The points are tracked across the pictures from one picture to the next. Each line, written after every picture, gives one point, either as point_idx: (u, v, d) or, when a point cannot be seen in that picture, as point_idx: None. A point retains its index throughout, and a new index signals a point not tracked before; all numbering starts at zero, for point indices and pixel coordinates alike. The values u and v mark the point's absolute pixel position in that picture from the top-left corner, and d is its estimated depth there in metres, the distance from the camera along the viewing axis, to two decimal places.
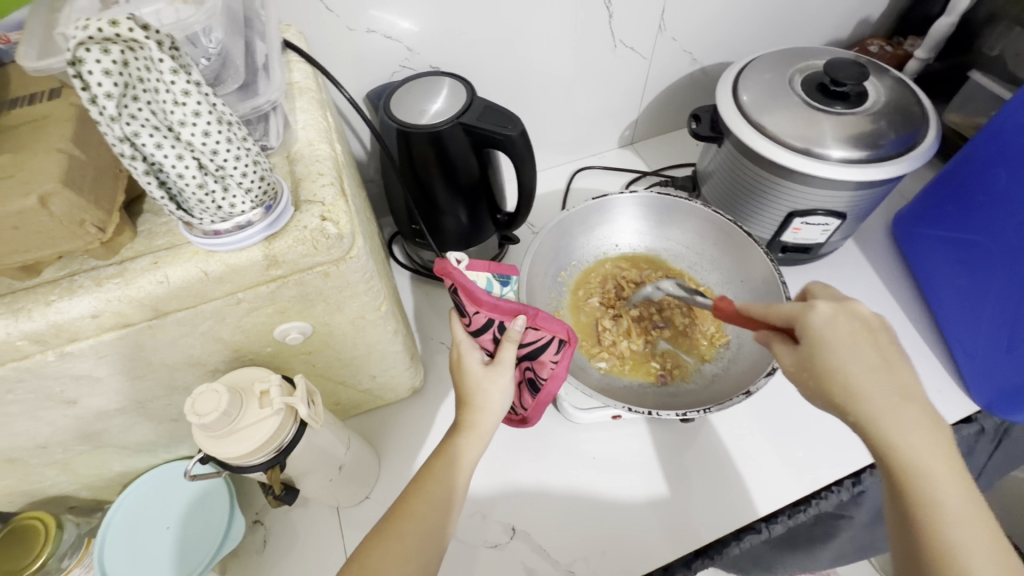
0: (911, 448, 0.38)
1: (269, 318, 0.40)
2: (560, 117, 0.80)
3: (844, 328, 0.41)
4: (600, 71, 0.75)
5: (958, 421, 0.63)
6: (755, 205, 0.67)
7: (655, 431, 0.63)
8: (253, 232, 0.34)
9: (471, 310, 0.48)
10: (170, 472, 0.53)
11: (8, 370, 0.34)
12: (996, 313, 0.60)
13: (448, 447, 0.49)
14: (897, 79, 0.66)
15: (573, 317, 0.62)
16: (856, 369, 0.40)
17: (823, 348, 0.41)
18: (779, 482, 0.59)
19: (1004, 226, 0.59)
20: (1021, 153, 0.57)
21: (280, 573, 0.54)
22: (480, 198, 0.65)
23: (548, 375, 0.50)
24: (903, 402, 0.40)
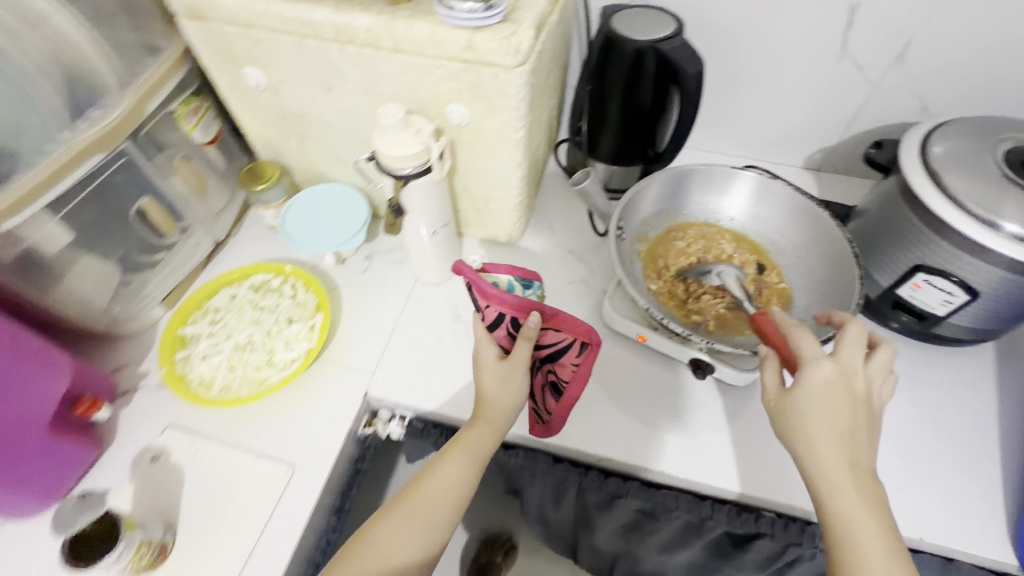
0: (850, 511, 0.45)
1: (449, 92, 0.57)
2: (756, 109, 0.84)
3: (835, 396, 0.47)
4: (816, 79, 0.78)
5: (977, 559, 0.57)
6: (887, 246, 0.66)
7: (667, 377, 0.69)
8: (467, 18, 0.51)
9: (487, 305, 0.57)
10: (342, 190, 0.77)
11: (314, 44, 0.57)
12: None
13: (465, 437, 0.58)
14: None
15: (654, 245, 0.69)
16: (821, 444, 0.46)
17: (806, 400, 0.47)
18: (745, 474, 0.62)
19: None
20: None
21: (363, 287, 0.75)
22: (640, 124, 0.75)
23: (568, 376, 0.57)
24: (855, 471, 0.46)
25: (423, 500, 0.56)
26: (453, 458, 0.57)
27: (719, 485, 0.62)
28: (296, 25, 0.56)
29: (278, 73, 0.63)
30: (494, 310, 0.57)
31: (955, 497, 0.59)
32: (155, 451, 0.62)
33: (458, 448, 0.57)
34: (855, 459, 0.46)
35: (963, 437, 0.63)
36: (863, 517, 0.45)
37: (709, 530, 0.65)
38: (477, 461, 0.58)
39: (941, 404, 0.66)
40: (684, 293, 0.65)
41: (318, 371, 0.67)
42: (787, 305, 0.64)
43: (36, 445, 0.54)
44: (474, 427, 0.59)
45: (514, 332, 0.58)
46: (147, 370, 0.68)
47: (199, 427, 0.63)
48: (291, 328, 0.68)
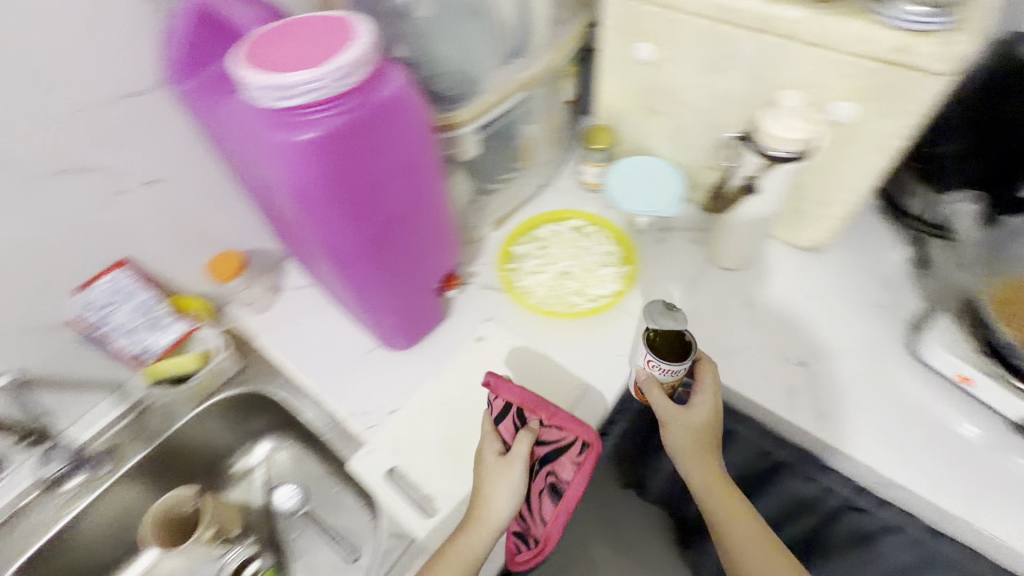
0: (723, 515, 0.63)
1: (844, 91, 0.60)
2: None
3: (688, 448, 0.65)
4: None
5: None
6: None
7: (975, 426, 0.65)
8: (909, 21, 0.52)
9: (494, 397, 0.64)
10: (664, 166, 0.84)
11: (723, 30, 0.64)
12: None
13: (453, 551, 0.57)
14: None
15: (1011, 285, 0.63)
16: (708, 489, 0.64)
17: (693, 416, 0.64)
18: None
19: None
20: None
21: (658, 257, 0.82)
22: (1013, 165, 0.69)
23: (569, 475, 0.60)
24: (718, 479, 0.65)
25: None
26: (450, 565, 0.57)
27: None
28: (715, 11, 0.63)
29: (667, 51, 0.71)
30: (503, 401, 0.63)
31: None
32: (481, 333, 0.76)
33: (450, 560, 0.57)
34: (735, 502, 0.64)
35: None
36: (758, 547, 0.61)
37: None
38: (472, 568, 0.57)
39: None
40: None
41: (617, 315, 0.75)
42: None
43: (426, 298, 0.71)
44: (464, 532, 0.58)
45: (516, 425, 0.63)
46: (475, 272, 0.83)
47: (515, 328, 0.76)
48: (603, 270, 0.77)
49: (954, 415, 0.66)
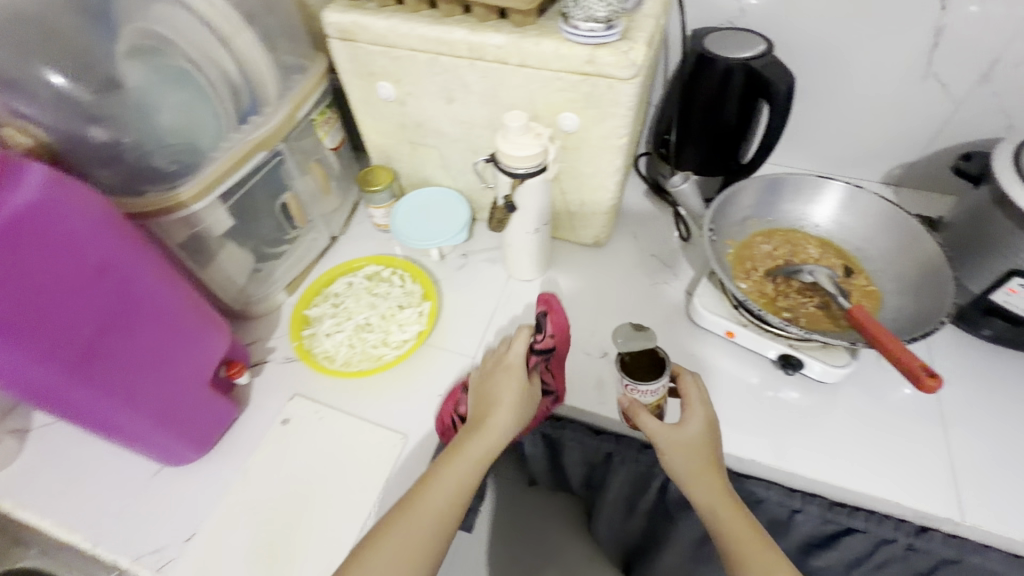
0: (736, 542, 0.55)
1: (563, 103, 0.65)
2: (837, 129, 0.88)
3: (694, 470, 0.58)
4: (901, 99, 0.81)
5: None
6: (980, 254, 0.67)
7: (755, 374, 0.71)
8: (587, 36, 0.58)
9: (551, 331, 0.67)
10: (448, 195, 0.85)
11: (446, 61, 0.66)
12: None
13: (437, 477, 0.55)
14: None
15: (740, 248, 0.73)
16: (723, 511, 0.57)
17: (686, 431, 0.60)
18: (837, 466, 0.64)
19: None
20: None
21: (460, 285, 0.82)
22: (726, 139, 0.80)
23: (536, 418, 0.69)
24: (728, 502, 0.57)
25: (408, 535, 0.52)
26: (439, 490, 0.55)
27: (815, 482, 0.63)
28: (433, 45, 0.65)
29: (407, 87, 0.72)
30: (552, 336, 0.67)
31: None
32: (287, 414, 0.69)
33: (449, 472, 0.56)
34: (747, 523, 0.56)
35: None
36: (764, 564, 0.53)
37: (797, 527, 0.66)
38: (460, 491, 0.55)
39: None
40: (770, 291, 0.69)
41: (427, 354, 0.73)
42: (878, 306, 0.66)
43: (193, 400, 0.61)
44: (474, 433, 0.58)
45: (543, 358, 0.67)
46: (274, 345, 0.76)
47: (323, 397, 0.71)
48: (404, 312, 0.75)
49: (737, 369, 0.72)
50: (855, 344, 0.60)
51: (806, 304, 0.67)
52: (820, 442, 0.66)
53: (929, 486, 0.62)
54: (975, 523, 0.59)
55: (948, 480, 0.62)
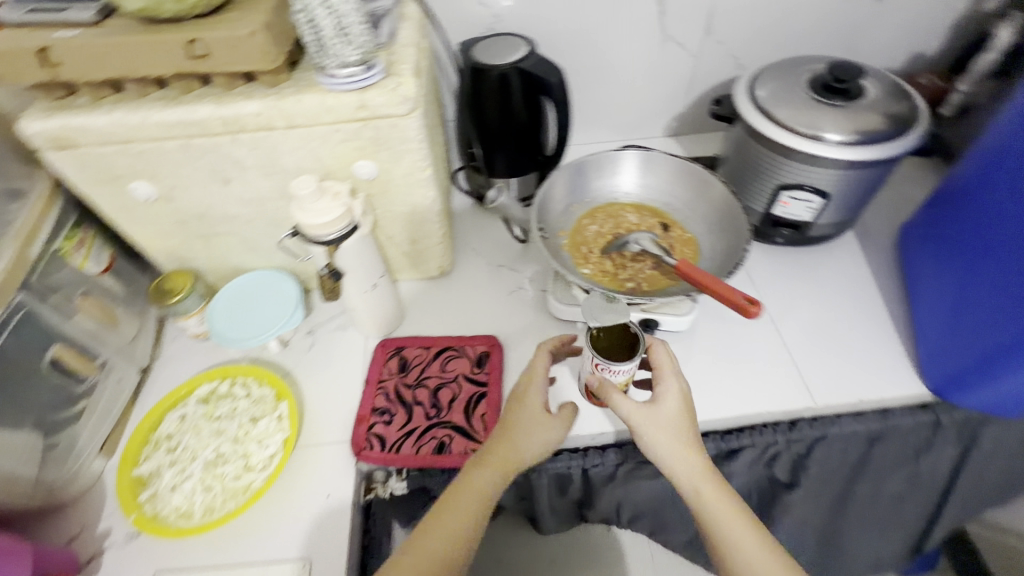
0: (717, 519, 0.53)
1: (352, 152, 0.61)
2: (616, 101, 0.97)
3: (675, 447, 0.56)
4: (655, 63, 0.91)
5: (906, 398, 0.70)
6: (754, 179, 0.79)
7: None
8: (350, 82, 0.55)
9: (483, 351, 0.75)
10: (271, 277, 0.76)
11: (203, 143, 0.57)
12: (979, 314, 0.63)
13: (460, 486, 0.56)
14: (893, 82, 0.75)
15: (574, 236, 0.77)
16: (706, 491, 0.55)
17: (664, 404, 0.58)
18: (715, 400, 0.70)
19: (995, 232, 0.62)
20: (1017, 179, 0.59)
21: (315, 369, 0.74)
22: (527, 138, 0.83)
23: (457, 445, 0.66)
24: (709, 475, 0.56)
25: (425, 556, 0.52)
26: (464, 495, 0.55)
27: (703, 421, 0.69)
28: (179, 129, 0.56)
29: (168, 181, 0.61)
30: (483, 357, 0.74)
31: (868, 359, 0.73)
32: None
33: (467, 482, 0.55)
34: (724, 495, 0.55)
35: (858, 314, 0.78)
36: (741, 539, 0.53)
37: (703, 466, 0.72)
38: (487, 504, 0.55)
39: (832, 295, 0.80)
40: (612, 268, 0.73)
41: (302, 459, 0.66)
42: (696, 251, 0.73)
43: None
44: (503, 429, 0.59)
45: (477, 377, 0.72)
46: (107, 527, 0.62)
47: (191, 563, 0.59)
48: (259, 426, 0.67)
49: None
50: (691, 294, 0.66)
51: (644, 269, 0.73)
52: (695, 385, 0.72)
53: (784, 386, 0.71)
54: (827, 402, 0.70)
55: (796, 375, 0.72)
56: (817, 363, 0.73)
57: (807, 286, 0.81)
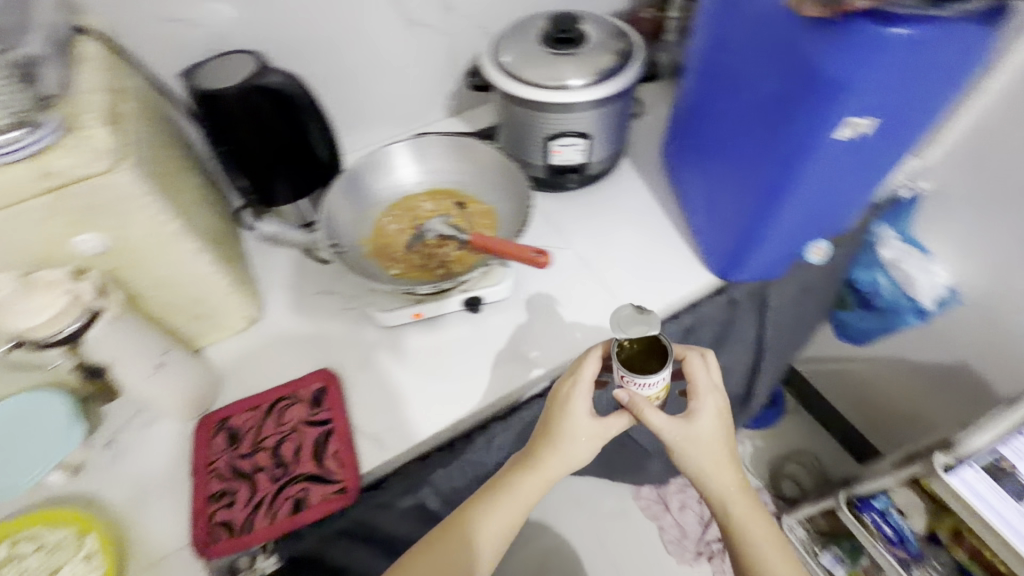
0: (743, 523, 0.64)
1: (62, 229, 0.52)
2: (386, 94, 0.95)
3: (719, 462, 0.64)
4: (408, 49, 0.91)
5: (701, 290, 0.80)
6: (525, 138, 0.83)
7: (460, 330, 0.76)
8: (10, 150, 0.47)
9: (320, 388, 0.70)
10: (35, 400, 0.66)
11: None
12: (728, 201, 0.72)
13: (489, 498, 0.63)
14: (608, 21, 0.83)
15: (374, 241, 0.74)
16: (732, 499, 0.64)
17: (702, 424, 0.64)
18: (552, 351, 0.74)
19: (717, 127, 0.69)
20: (721, 78, 0.65)
21: (127, 478, 0.64)
22: (298, 154, 0.79)
23: (315, 495, 0.61)
24: (740, 487, 0.65)
25: (457, 552, 0.60)
26: (495, 515, 0.62)
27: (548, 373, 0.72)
28: None
29: None
30: (321, 394, 0.69)
31: (666, 267, 0.82)
32: None
33: (499, 495, 0.62)
34: (751, 504, 0.65)
35: (650, 231, 0.86)
36: (754, 539, 0.64)
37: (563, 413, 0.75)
38: (515, 521, 0.63)
39: (626, 222, 0.88)
40: (420, 261, 0.73)
41: None
42: (495, 220, 0.75)
43: None
44: (540, 449, 0.64)
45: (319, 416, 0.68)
46: None
47: None
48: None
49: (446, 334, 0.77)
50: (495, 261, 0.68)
51: (450, 252, 0.73)
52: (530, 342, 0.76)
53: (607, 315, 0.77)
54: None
55: (614, 302, 0.79)
56: (627, 284, 0.81)
57: (603, 220, 0.88)
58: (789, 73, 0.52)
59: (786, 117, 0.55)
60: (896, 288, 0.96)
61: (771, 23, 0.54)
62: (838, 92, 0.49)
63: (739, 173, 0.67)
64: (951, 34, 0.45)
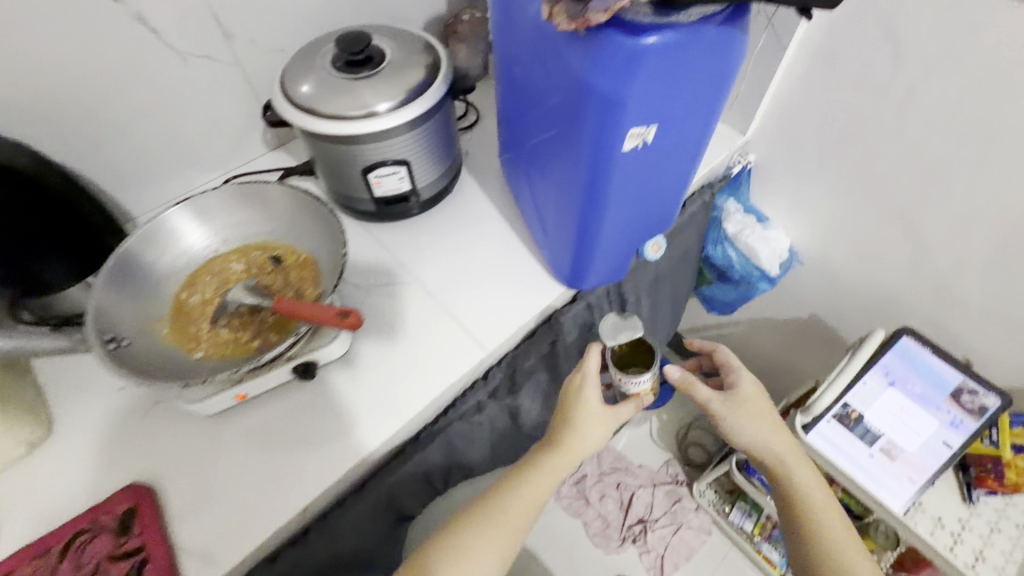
0: (801, 483, 0.71)
1: None
2: (182, 139, 0.84)
3: (763, 425, 0.74)
4: (193, 86, 0.80)
5: (553, 303, 0.78)
6: (341, 173, 0.75)
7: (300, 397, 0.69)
8: None
9: (125, 509, 0.60)
10: None
11: None
12: (551, 215, 0.69)
13: (532, 472, 0.71)
14: (409, 32, 0.76)
15: (174, 320, 0.64)
16: (787, 455, 0.73)
17: (741, 397, 0.75)
18: (402, 402, 0.69)
19: (528, 141, 0.66)
20: (519, 91, 0.62)
21: None
22: (62, 228, 0.67)
23: None
24: (785, 448, 0.73)
25: (512, 513, 0.67)
26: (538, 486, 0.69)
27: (397, 428, 0.67)
28: None
29: None
30: (125, 517, 0.60)
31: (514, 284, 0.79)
32: None
33: (534, 469, 0.70)
34: (801, 464, 0.72)
35: (497, 248, 0.82)
36: (807, 501, 0.70)
37: (432, 459, 0.74)
38: (541, 499, 0.70)
39: (472, 242, 0.83)
40: (231, 334, 0.63)
41: None
42: (316, 270, 0.68)
43: None
44: (552, 448, 0.72)
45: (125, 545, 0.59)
46: None
47: None
48: None
49: (288, 404, 0.70)
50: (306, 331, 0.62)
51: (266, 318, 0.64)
52: (378, 395, 0.71)
53: (457, 353, 0.73)
54: (494, 342, 0.74)
55: (462, 333, 0.74)
56: (475, 311, 0.76)
57: (447, 242, 0.82)
58: (567, 86, 0.50)
59: (575, 131, 0.52)
60: (744, 258, 1.01)
61: (544, 35, 0.50)
62: (609, 105, 0.46)
63: (552, 189, 0.65)
64: (701, 42, 0.44)
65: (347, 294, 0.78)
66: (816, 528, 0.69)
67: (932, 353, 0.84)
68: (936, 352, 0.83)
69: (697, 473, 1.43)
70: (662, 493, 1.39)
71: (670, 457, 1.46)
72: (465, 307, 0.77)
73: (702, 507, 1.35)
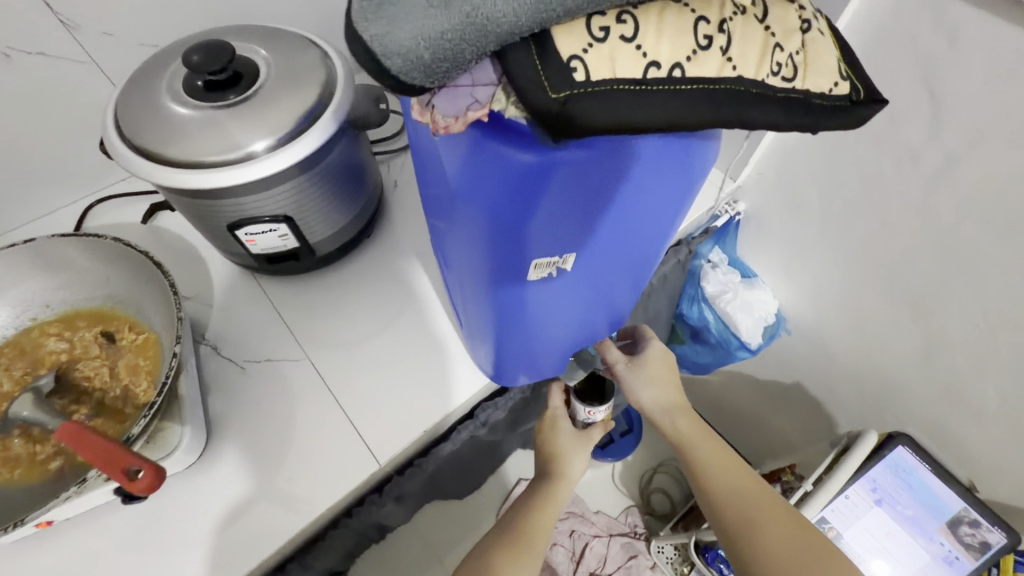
0: (732, 494, 0.56)
1: None
2: (30, 160, 0.66)
3: (665, 400, 0.64)
4: (34, 94, 0.61)
5: (469, 397, 0.64)
6: (202, 225, 0.57)
7: (141, 509, 0.56)
8: None
9: None
10: None
11: None
12: (461, 310, 0.52)
13: (546, 496, 0.65)
14: (306, 42, 0.58)
15: None
16: (700, 448, 0.60)
17: (648, 365, 0.65)
18: (265, 526, 0.56)
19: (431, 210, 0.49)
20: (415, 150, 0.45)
21: None
22: None
23: None
24: (709, 447, 0.60)
25: (542, 530, 0.63)
26: (550, 509, 0.65)
27: (251, 565, 0.54)
28: None
29: None
30: None
31: (429, 369, 0.64)
32: None
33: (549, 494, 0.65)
34: (735, 475, 0.58)
35: (413, 319, 0.67)
36: (750, 518, 0.54)
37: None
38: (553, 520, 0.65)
39: (384, 308, 0.68)
40: (28, 448, 0.48)
41: None
42: (158, 352, 0.52)
43: None
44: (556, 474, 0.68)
45: None
46: None
47: None
48: None
49: (127, 512, 0.57)
50: (88, 481, 0.44)
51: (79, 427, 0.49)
52: (236, 510, 0.57)
53: (343, 463, 0.59)
54: (391, 453, 0.60)
55: (353, 437, 0.60)
56: (372, 407, 0.62)
57: (352, 307, 0.67)
58: (445, 195, 0.34)
59: (464, 249, 0.38)
60: (721, 324, 0.86)
61: (407, 122, 0.34)
62: (504, 233, 0.32)
63: (456, 283, 0.48)
64: (640, 161, 0.30)
65: (218, 372, 0.63)
66: (743, 532, 0.54)
67: (931, 471, 0.70)
68: (934, 470, 0.70)
69: (660, 524, 1.30)
70: (617, 545, 1.24)
71: (631, 504, 1.32)
72: (361, 401, 0.62)
73: (659, 565, 1.21)
